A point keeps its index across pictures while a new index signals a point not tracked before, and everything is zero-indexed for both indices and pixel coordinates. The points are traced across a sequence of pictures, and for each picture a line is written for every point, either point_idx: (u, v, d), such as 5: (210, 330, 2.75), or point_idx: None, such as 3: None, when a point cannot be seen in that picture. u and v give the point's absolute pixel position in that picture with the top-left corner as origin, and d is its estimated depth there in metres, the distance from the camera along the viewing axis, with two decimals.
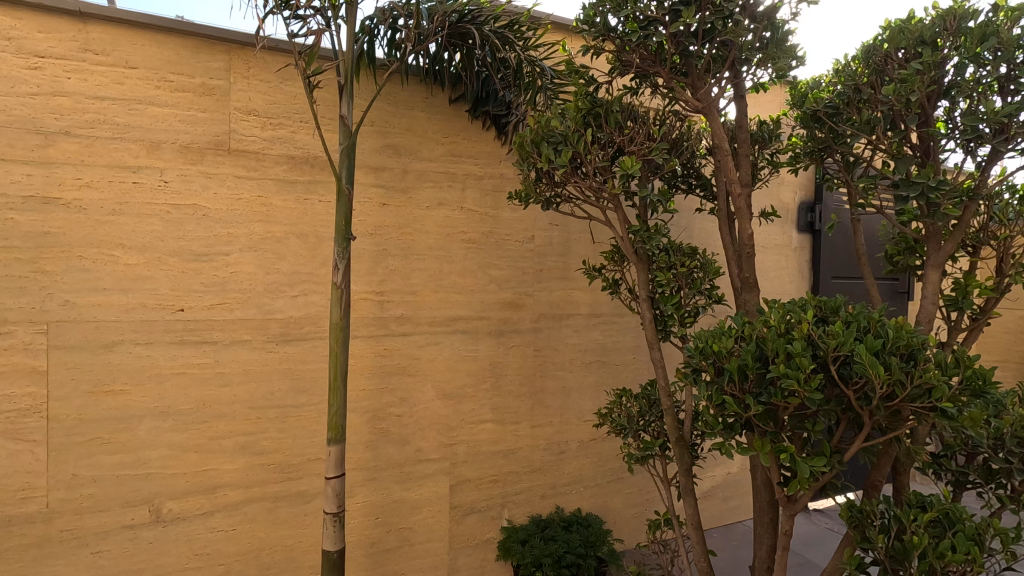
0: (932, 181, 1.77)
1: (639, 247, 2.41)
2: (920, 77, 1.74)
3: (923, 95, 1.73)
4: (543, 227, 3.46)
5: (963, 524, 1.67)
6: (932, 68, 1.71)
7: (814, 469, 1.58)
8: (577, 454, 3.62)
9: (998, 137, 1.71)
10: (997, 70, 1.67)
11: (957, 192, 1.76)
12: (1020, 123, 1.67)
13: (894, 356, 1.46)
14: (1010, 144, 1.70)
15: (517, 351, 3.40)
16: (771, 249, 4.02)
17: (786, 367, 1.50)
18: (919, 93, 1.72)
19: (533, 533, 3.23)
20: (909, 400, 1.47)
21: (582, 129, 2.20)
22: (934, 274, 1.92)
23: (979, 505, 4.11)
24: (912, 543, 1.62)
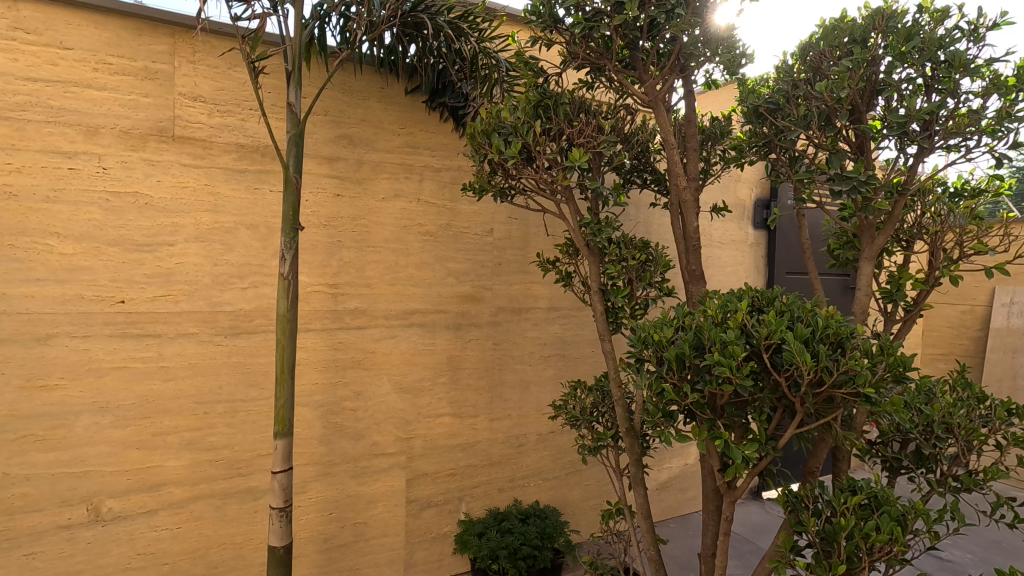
0: (862, 176, 1.84)
1: (591, 240, 2.43)
2: (851, 75, 1.80)
3: (853, 92, 1.80)
4: (502, 221, 3.46)
5: (890, 506, 1.75)
6: (861, 66, 1.77)
7: (747, 455, 1.62)
8: (536, 446, 3.63)
9: (924, 134, 1.78)
10: (921, 69, 1.74)
11: (886, 187, 1.83)
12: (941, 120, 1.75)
13: (822, 344, 1.51)
14: (933, 141, 1.78)
15: (475, 345, 3.40)
16: (728, 245, 4.11)
17: (720, 356, 1.53)
18: (849, 89, 1.78)
19: (490, 526, 3.24)
20: (837, 386, 1.52)
21: (531, 121, 2.20)
22: (869, 267, 1.99)
23: (910, 490, 4.33)
24: (839, 526, 1.70)
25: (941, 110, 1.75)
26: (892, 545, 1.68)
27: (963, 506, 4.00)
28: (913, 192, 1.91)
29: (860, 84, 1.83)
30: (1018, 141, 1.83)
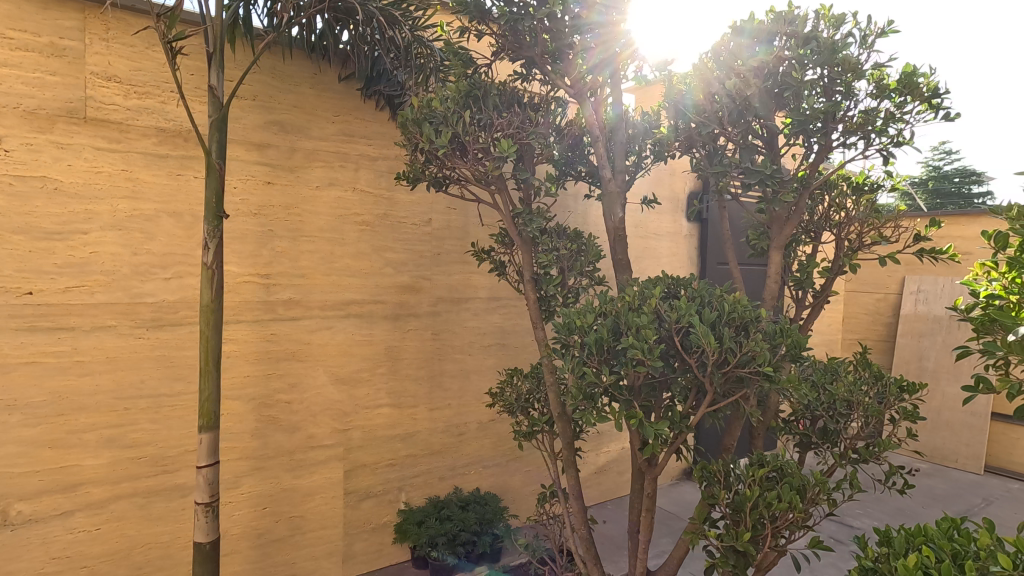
0: (767, 170, 1.99)
1: (523, 229, 2.46)
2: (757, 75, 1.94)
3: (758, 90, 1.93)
4: (441, 211, 3.46)
5: (792, 477, 1.90)
6: (766, 66, 1.91)
7: (659, 432, 1.71)
8: (476, 434, 3.68)
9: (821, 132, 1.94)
10: (819, 70, 1.88)
11: (789, 180, 1.97)
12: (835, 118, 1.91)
13: (727, 328, 1.62)
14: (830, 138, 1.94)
15: (414, 335, 3.39)
16: (663, 236, 4.26)
17: (634, 339, 1.61)
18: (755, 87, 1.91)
19: (429, 514, 3.27)
20: (741, 365, 1.62)
21: (461, 110, 2.22)
22: (778, 255, 2.13)
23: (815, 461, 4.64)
24: (745, 497, 1.83)
25: (835, 110, 1.90)
26: (792, 512, 1.82)
27: (861, 476, 4.35)
28: (815, 184, 2.05)
29: (765, 83, 1.96)
30: (904, 140, 2.00)
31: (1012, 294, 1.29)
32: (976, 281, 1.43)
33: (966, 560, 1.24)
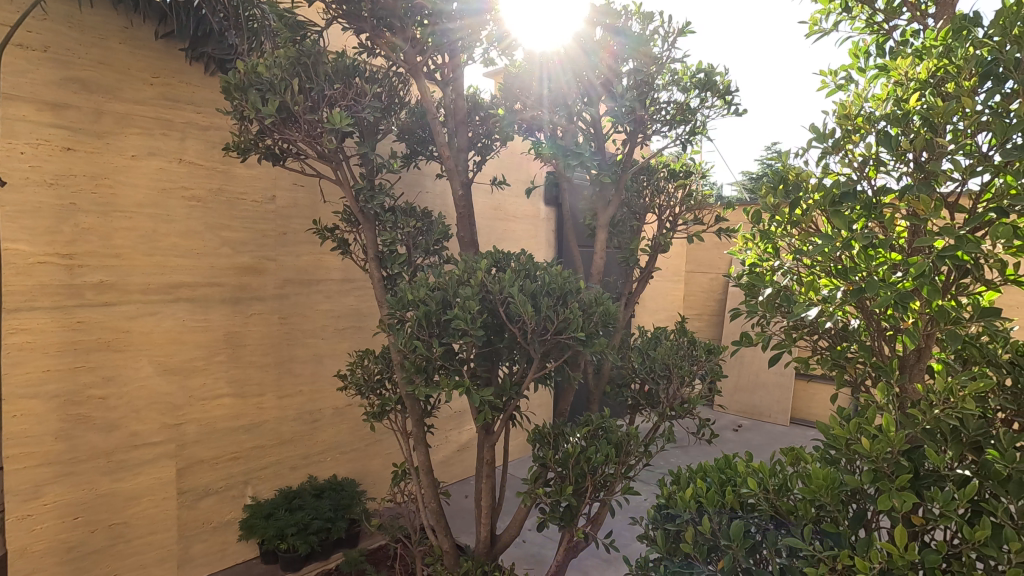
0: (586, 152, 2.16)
1: (364, 206, 2.40)
2: None
3: None
4: (286, 187, 3.26)
5: (612, 434, 2.13)
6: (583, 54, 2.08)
7: (483, 398, 1.81)
8: (332, 421, 3.56)
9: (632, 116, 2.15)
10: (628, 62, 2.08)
11: (604, 162, 2.16)
12: (643, 105, 2.12)
13: (546, 297, 1.75)
14: (639, 122, 2.15)
15: (258, 319, 3.18)
16: (522, 218, 4.41)
17: (459, 310, 1.69)
18: None
19: (279, 506, 3.12)
20: (559, 333, 1.77)
21: (289, 78, 2.10)
22: (603, 234, 2.32)
23: None
24: (568, 454, 2.03)
25: (644, 98, 2.12)
26: (606, 462, 2.07)
27: (678, 430, 4.97)
28: (631, 167, 2.27)
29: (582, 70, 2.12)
30: (702, 130, 2.28)
31: (764, 260, 1.53)
32: (741, 251, 1.68)
33: (727, 485, 1.47)
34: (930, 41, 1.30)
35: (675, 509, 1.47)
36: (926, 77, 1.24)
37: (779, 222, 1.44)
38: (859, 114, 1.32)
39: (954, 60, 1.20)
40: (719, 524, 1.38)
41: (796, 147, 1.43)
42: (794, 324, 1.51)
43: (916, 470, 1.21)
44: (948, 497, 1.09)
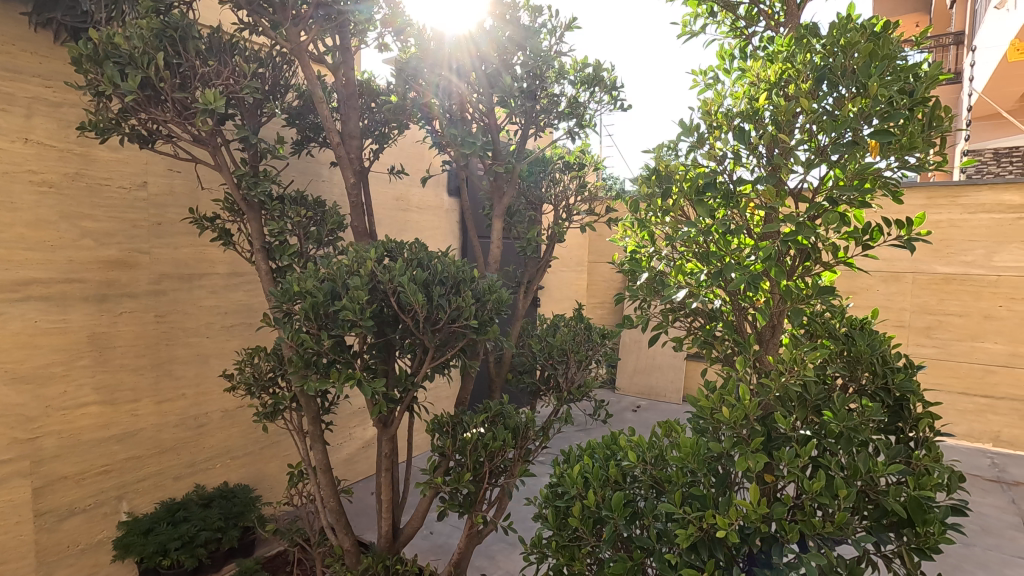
0: (479, 141, 2.17)
1: (247, 194, 2.24)
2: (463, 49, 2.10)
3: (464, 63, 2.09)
4: (160, 172, 2.99)
5: (510, 419, 2.19)
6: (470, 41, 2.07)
7: (375, 388, 1.78)
8: (220, 424, 3.32)
9: (520, 105, 2.19)
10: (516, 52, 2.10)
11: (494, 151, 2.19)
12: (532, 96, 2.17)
13: (438, 286, 1.76)
14: (530, 113, 2.20)
15: (130, 318, 2.89)
16: (425, 209, 4.35)
17: (346, 301, 1.65)
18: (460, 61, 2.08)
19: (160, 520, 2.85)
20: (451, 321, 1.78)
21: (152, 51, 1.90)
22: (499, 223, 2.35)
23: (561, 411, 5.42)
24: (465, 442, 2.06)
25: (534, 91, 2.17)
26: (503, 447, 2.12)
27: (577, 412, 5.19)
28: (523, 158, 2.31)
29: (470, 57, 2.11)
30: (590, 122, 2.38)
31: (642, 246, 1.62)
32: (621, 238, 1.78)
33: (612, 460, 1.55)
34: (778, 46, 1.45)
35: (564, 486, 1.53)
36: (775, 79, 1.38)
37: (654, 211, 1.53)
38: (719, 110, 1.44)
39: (796, 65, 1.34)
40: (603, 496, 1.45)
41: (668, 141, 1.54)
42: (671, 306, 1.62)
43: (767, 433, 1.35)
44: (791, 455, 1.23)
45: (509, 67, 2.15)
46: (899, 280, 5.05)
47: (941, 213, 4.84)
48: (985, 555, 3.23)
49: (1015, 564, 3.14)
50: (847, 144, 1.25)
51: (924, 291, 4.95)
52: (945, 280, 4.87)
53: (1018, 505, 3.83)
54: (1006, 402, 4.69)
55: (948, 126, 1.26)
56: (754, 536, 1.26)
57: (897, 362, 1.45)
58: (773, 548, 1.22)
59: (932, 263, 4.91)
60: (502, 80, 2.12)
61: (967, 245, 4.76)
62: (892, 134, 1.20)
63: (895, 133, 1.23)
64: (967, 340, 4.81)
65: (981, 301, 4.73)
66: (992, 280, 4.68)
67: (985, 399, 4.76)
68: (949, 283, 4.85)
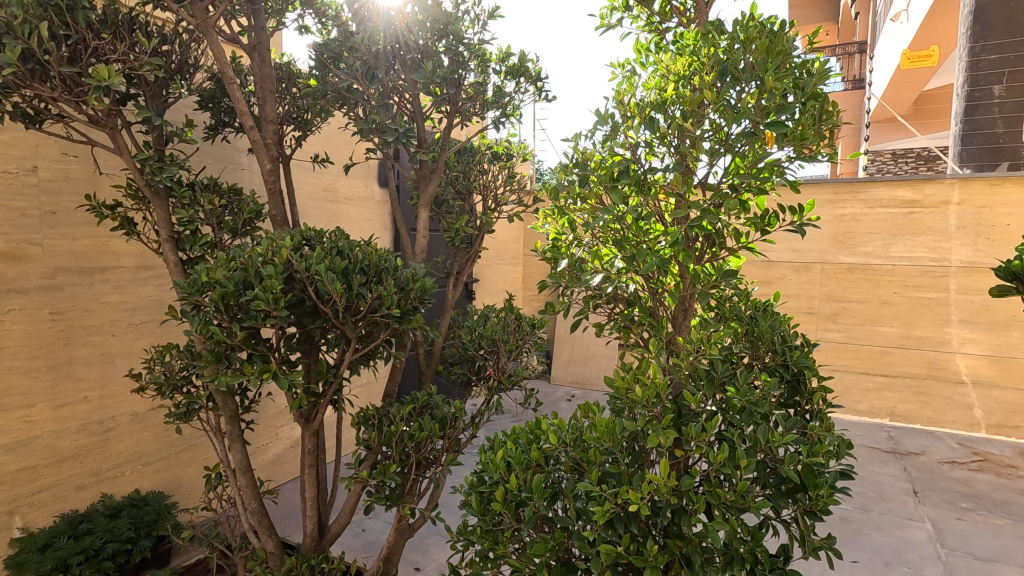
0: (401, 129, 2.13)
1: (151, 179, 2.08)
2: (383, 33, 2.04)
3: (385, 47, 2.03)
4: (52, 157, 2.74)
5: (438, 410, 2.18)
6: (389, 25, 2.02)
7: (293, 381, 1.72)
8: (130, 429, 3.10)
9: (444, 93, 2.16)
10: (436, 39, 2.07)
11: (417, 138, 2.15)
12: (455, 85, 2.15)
13: (357, 274, 1.72)
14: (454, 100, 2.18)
15: (21, 316, 2.63)
16: (354, 200, 4.22)
17: (258, 291, 1.58)
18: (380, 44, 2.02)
19: (60, 534, 2.60)
20: (373, 311, 1.75)
21: (35, 20, 1.72)
22: (425, 212, 2.31)
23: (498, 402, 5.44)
24: (390, 433, 2.03)
25: (456, 79, 2.15)
26: (430, 437, 2.10)
27: (508, 402, 5.25)
28: (449, 147, 2.29)
29: (390, 42, 2.06)
30: (516, 112, 2.40)
31: (562, 233, 1.65)
32: (543, 226, 1.80)
33: (534, 443, 1.57)
34: (686, 40, 1.51)
35: (489, 472, 1.54)
36: (683, 72, 1.44)
37: (573, 199, 1.56)
38: (632, 100, 1.48)
39: (701, 59, 1.41)
40: (525, 479, 1.47)
41: (585, 130, 1.57)
42: (591, 292, 1.66)
43: (678, 410, 1.42)
44: (697, 430, 1.29)
45: (432, 53, 2.12)
46: (809, 270, 5.43)
47: (845, 208, 5.25)
48: (881, 519, 3.55)
49: (905, 525, 3.47)
50: (747, 134, 1.32)
51: (830, 280, 5.35)
52: (849, 269, 5.28)
53: (909, 472, 4.23)
54: (900, 380, 5.15)
55: (833, 122, 1.38)
56: (664, 509, 1.31)
57: (795, 341, 1.56)
58: (682, 518, 1.28)
59: (837, 254, 5.31)
60: (422, 65, 2.07)
61: (867, 237, 5.18)
62: (785, 127, 1.30)
63: (788, 126, 1.33)
64: (867, 325, 5.24)
65: (879, 288, 5.17)
66: (888, 269, 5.12)
67: (882, 377, 5.21)
68: (852, 272, 5.27)
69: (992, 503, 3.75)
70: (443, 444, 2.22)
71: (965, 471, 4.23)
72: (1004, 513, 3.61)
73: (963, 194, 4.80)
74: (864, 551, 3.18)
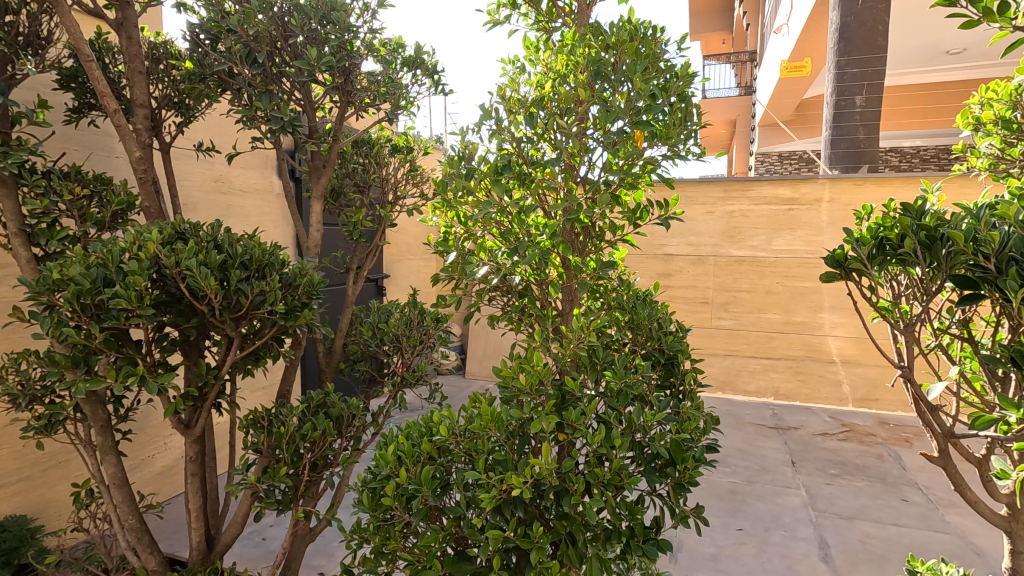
0: (288, 117, 2.04)
1: None
2: (263, 15, 1.93)
3: (265, 30, 1.93)
4: None
5: (333, 408, 2.14)
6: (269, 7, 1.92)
7: (165, 385, 1.60)
8: None
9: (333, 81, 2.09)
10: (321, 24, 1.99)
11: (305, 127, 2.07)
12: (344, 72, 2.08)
13: (237, 269, 1.63)
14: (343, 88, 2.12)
15: None
16: (250, 192, 3.98)
17: (120, 289, 1.46)
18: (259, 26, 1.91)
19: None
20: (255, 307, 1.67)
21: None
22: (318, 205, 2.23)
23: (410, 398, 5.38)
24: (280, 434, 1.95)
25: (346, 67, 2.09)
26: (324, 436, 2.05)
27: (409, 396, 5.19)
28: (342, 137, 2.23)
29: (271, 25, 1.95)
30: (412, 105, 2.39)
31: (451, 227, 1.66)
32: (435, 219, 1.80)
33: (425, 437, 1.57)
34: (566, 40, 1.57)
35: (379, 468, 1.52)
36: (561, 71, 1.49)
37: (461, 193, 1.57)
38: (514, 96, 1.51)
39: (576, 59, 1.47)
40: (414, 472, 1.47)
41: (471, 125, 1.59)
42: (482, 285, 1.69)
43: (562, 396, 1.48)
44: (577, 414, 1.36)
45: (319, 39, 2.04)
46: (704, 263, 5.83)
47: (735, 205, 5.68)
48: (763, 489, 3.89)
49: (784, 493, 3.83)
50: (618, 132, 1.40)
51: (722, 271, 5.78)
52: (738, 261, 5.71)
53: (788, 445, 4.67)
54: (783, 361, 5.66)
55: (694, 122, 1.50)
56: (548, 491, 1.36)
57: (670, 327, 1.67)
58: (563, 499, 1.33)
59: (728, 247, 5.74)
60: (306, 51, 1.99)
61: (754, 232, 5.63)
62: (651, 126, 1.39)
63: (655, 126, 1.42)
64: (754, 312, 5.70)
65: (764, 278, 5.64)
66: (772, 261, 5.60)
67: (767, 360, 5.70)
68: (740, 264, 5.71)
69: (855, 468, 4.22)
70: (340, 443, 2.18)
71: (834, 441, 4.74)
72: (864, 476, 4.08)
73: (833, 192, 5.33)
74: (748, 519, 3.48)
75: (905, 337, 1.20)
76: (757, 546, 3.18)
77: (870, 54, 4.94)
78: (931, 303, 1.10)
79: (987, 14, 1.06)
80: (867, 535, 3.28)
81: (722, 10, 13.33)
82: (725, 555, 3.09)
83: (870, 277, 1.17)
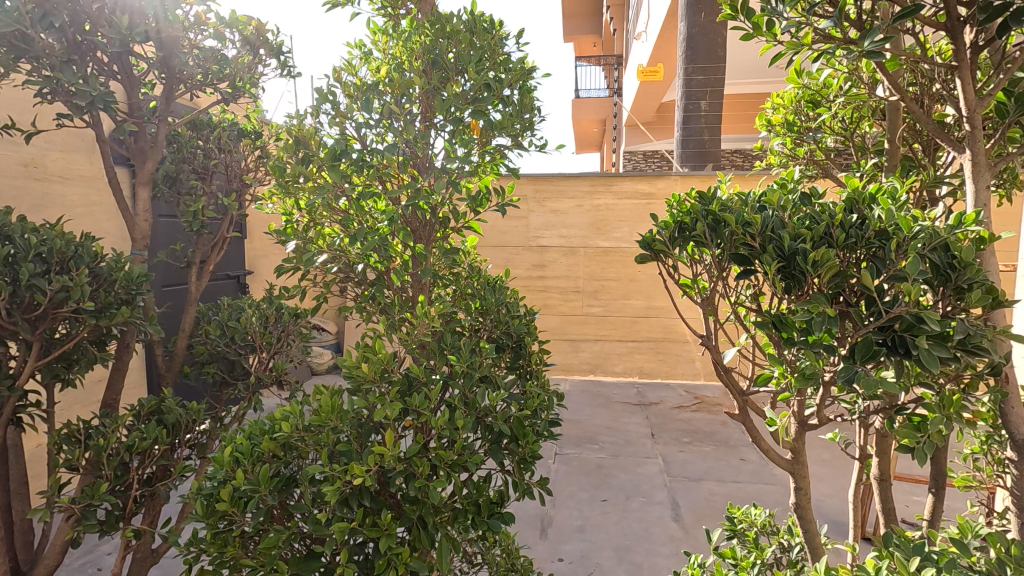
0: (100, 91, 1.81)
1: None
2: None
3: None
4: None
5: (170, 414, 1.95)
6: None
7: None
8: None
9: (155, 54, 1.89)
10: None
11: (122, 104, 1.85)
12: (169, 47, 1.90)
13: (32, 263, 1.42)
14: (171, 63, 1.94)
15: None
16: (73, 180, 3.48)
17: None
18: None
19: None
20: (57, 306, 1.47)
21: None
22: (144, 192, 2.01)
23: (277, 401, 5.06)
24: (100, 447, 1.73)
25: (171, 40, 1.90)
26: (157, 445, 1.87)
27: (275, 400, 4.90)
28: (172, 118, 2.04)
29: None
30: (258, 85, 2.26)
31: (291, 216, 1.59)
32: (274, 207, 1.71)
33: (267, 436, 1.49)
34: (406, 27, 1.56)
35: (215, 473, 1.42)
36: (399, 58, 1.49)
37: (299, 180, 1.50)
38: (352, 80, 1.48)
39: (413, 46, 1.47)
40: (252, 472, 1.40)
41: (308, 108, 1.53)
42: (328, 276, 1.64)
43: (408, 383, 1.48)
44: (421, 398, 1.37)
45: (136, 7, 1.83)
46: (575, 254, 6.14)
47: (601, 199, 6.03)
48: (626, 461, 4.21)
49: (644, 463, 4.18)
50: (455, 120, 1.45)
51: (591, 262, 6.12)
52: (605, 252, 6.08)
53: (650, 419, 5.08)
54: (646, 343, 6.14)
55: (530, 115, 1.58)
56: (394, 478, 1.36)
57: (518, 311, 1.74)
58: (409, 484, 1.34)
59: (596, 239, 6.09)
60: (118, 19, 1.78)
61: (618, 224, 6.02)
62: (484, 116, 1.44)
63: (491, 116, 1.47)
64: (620, 299, 6.12)
65: (628, 268, 6.06)
66: (634, 251, 6.03)
67: (632, 343, 6.16)
68: (607, 254, 6.09)
69: (704, 435, 4.71)
70: (180, 452, 2.01)
71: (688, 413, 5.24)
72: (711, 441, 4.57)
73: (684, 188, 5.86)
74: (612, 489, 3.75)
75: (705, 311, 1.36)
76: (619, 514, 3.43)
77: (711, 63, 5.46)
78: (720, 278, 1.27)
79: (756, 28, 1.26)
80: (711, 493, 3.69)
81: (593, 13, 13.99)
82: (590, 525, 3.30)
83: (673, 257, 1.32)
